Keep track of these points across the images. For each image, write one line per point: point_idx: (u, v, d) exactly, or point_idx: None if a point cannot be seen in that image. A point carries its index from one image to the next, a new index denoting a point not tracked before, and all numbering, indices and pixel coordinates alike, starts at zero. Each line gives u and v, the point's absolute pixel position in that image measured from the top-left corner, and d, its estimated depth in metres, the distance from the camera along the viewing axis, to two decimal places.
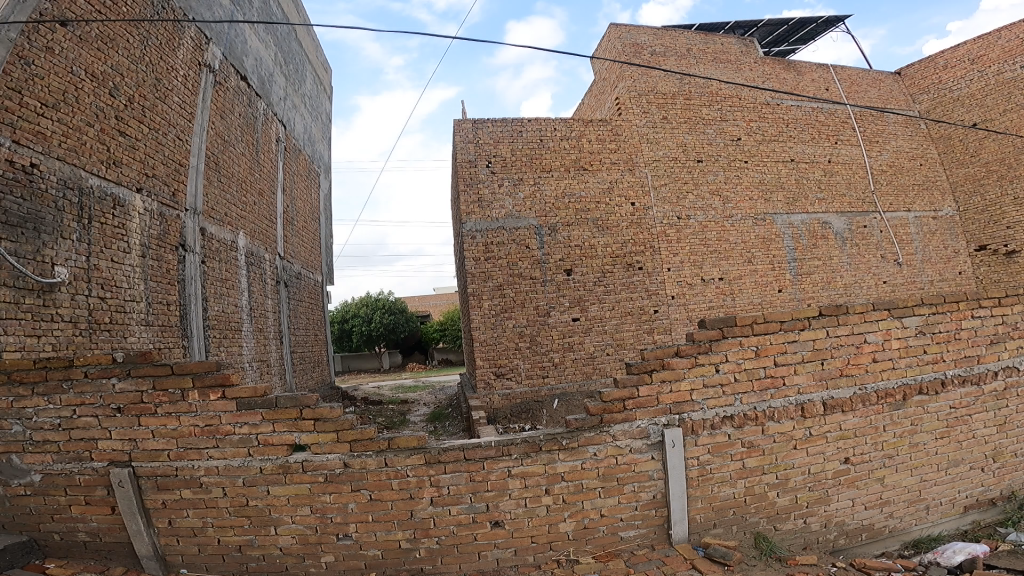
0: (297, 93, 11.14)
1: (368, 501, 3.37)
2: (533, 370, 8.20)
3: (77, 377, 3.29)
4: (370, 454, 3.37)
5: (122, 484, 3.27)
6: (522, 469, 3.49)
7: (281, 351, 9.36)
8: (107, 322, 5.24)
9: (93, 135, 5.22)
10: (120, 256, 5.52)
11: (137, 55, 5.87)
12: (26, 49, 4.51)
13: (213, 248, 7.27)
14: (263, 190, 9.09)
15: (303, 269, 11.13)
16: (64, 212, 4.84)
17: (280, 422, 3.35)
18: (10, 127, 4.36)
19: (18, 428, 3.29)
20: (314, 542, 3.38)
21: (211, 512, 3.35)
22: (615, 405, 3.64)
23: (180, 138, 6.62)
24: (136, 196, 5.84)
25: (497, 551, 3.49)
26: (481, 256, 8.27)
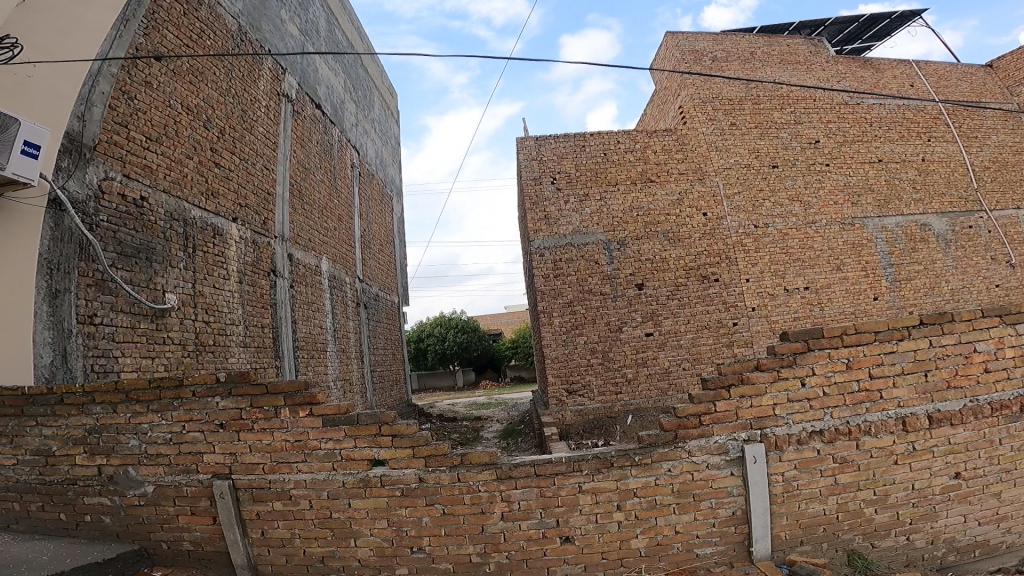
0: (367, 118, 11.62)
1: (441, 515, 3.46)
2: (606, 386, 8.12)
3: (185, 396, 3.54)
4: (444, 470, 3.47)
5: (224, 496, 3.48)
6: (593, 485, 3.48)
7: (363, 370, 9.70)
8: (212, 343, 5.62)
9: (192, 166, 5.63)
10: (220, 282, 5.90)
11: (224, 89, 6.28)
12: (128, 85, 4.89)
13: (300, 273, 7.65)
14: (342, 216, 9.50)
15: (380, 291, 11.49)
16: (170, 240, 5.22)
17: (361, 438, 3.48)
18: (120, 161, 4.76)
19: (133, 443, 3.56)
20: (389, 554, 3.49)
21: (298, 523, 3.52)
22: (691, 420, 3.57)
23: (267, 167, 7.03)
24: (232, 222, 6.23)
25: (566, 566, 3.49)
26: (550, 273, 8.32)
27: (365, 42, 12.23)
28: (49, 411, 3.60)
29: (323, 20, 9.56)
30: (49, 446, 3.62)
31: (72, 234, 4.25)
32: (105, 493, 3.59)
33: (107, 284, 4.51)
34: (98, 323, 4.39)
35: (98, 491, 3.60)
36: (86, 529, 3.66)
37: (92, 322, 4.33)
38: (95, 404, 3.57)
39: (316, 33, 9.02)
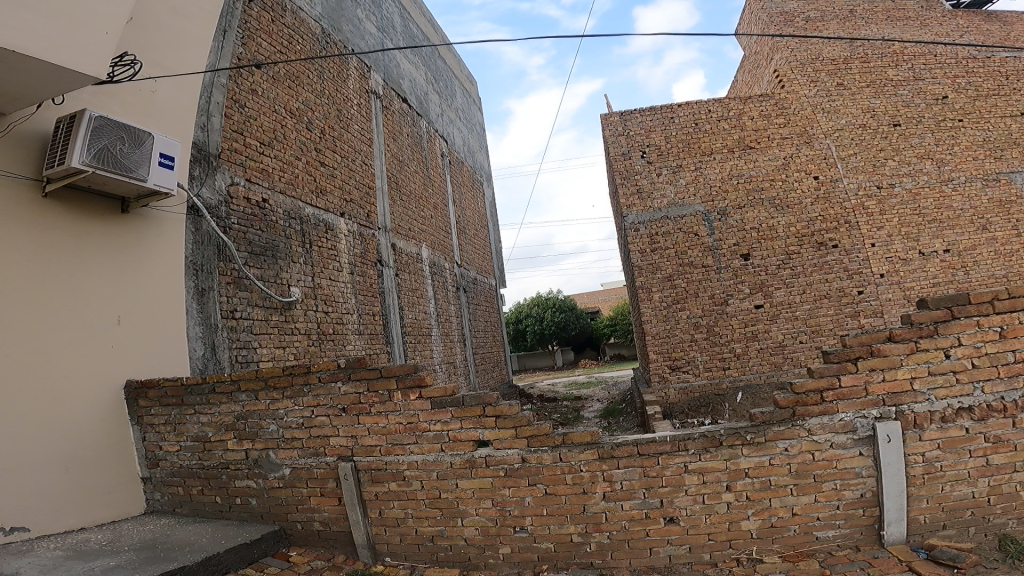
0: (450, 107, 11.73)
1: (543, 496, 3.24)
2: (712, 361, 7.83)
3: (314, 381, 3.46)
4: (545, 450, 3.24)
5: (347, 477, 3.37)
6: (700, 464, 3.14)
7: (465, 352, 9.88)
8: (332, 332, 5.92)
9: (302, 167, 5.92)
10: (335, 274, 6.20)
11: (319, 91, 6.49)
12: (238, 94, 5.15)
13: (403, 261, 7.89)
14: (437, 204, 9.67)
15: (478, 275, 11.65)
16: (291, 237, 5.52)
17: (467, 419, 3.30)
18: (242, 167, 5.07)
19: (273, 427, 3.51)
20: (494, 533, 3.29)
21: (411, 503, 3.37)
22: (810, 396, 3.13)
23: (365, 162, 7.27)
24: (340, 217, 6.50)
25: (669, 547, 3.17)
26: (647, 248, 8.08)
27: (439, 32, 12.25)
28: (203, 399, 3.64)
29: (398, 16, 9.66)
30: (206, 432, 3.64)
31: (209, 237, 4.58)
32: (252, 476, 3.57)
33: (243, 281, 4.82)
34: (239, 318, 4.73)
35: (246, 474, 3.57)
36: (237, 511, 3.61)
37: (233, 317, 4.67)
38: (240, 391, 3.57)
39: (393, 30, 9.17)
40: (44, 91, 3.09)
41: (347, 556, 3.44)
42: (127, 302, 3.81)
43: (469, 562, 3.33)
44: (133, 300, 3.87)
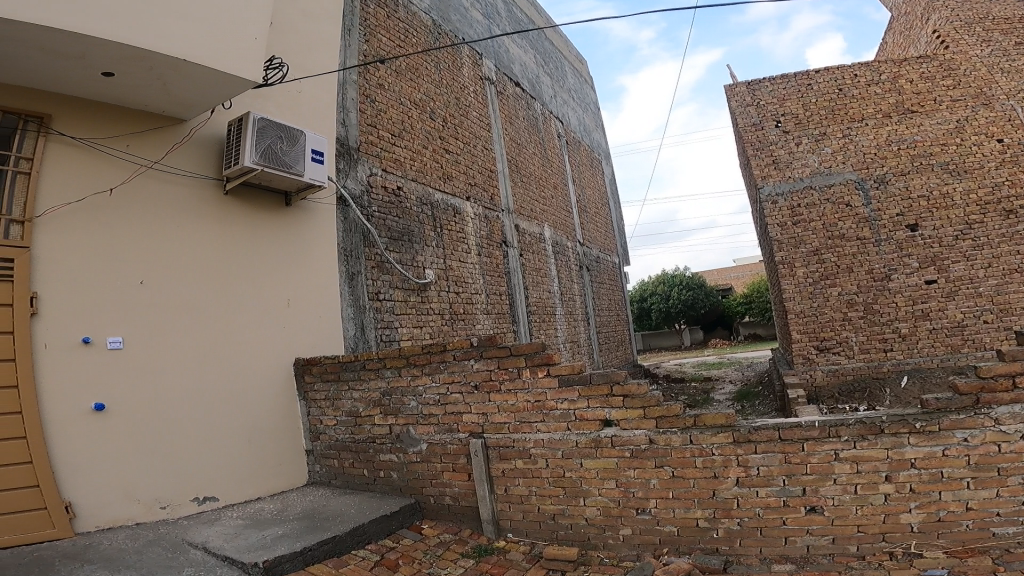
0: (563, 88, 11.33)
1: (670, 478, 2.85)
2: (871, 342, 7.22)
3: (449, 358, 3.34)
4: (675, 431, 2.85)
5: (477, 453, 3.22)
6: (854, 453, 2.62)
7: (589, 330, 9.79)
8: (463, 310, 6.04)
9: (428, 154, 6.10)
10: (463, 257, 6.32)
11: (438, 81, 6.59)
12: (368, 90, 5.35)
13: (527, 242, 7.97)
14: (556, 183, 9.61)
15: (601, 253, 11.49)
16: (423, 224, 5.71)
17: (594, 398, 3.00)
18: (378, 158, 5.27)
19: (414, 404, 3.44)
20: (615, 514, 2.96)
21: (535, 480, 3.13)
22: (999, 382, 2.52)
23: (485, 147, 7.36)
24: (466, 202, 6.62)
25: (808, 537, 2.68)
26: (788, 220, 7.52)
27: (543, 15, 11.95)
28: (356, 375, 3.62)
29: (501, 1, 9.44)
30: (356, 407, 3.64)
31: (357, 226, 4.75)
32: (395, 451, 3.51)
33: (385, 265, 4.97)
34: (382, 300, 4.87)
35: (389, 449, 3.53)
36: (380, 484, 3.56)
37: (378, 299, 4.81)
38: (386, 368, 3.53)
39: (498, 15, 8.97)
40: (208, 96, 3.23)
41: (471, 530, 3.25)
42: (293, 286, 4.02)
43: (589, 542, 3.00)
44: (297, 281, 4.07)
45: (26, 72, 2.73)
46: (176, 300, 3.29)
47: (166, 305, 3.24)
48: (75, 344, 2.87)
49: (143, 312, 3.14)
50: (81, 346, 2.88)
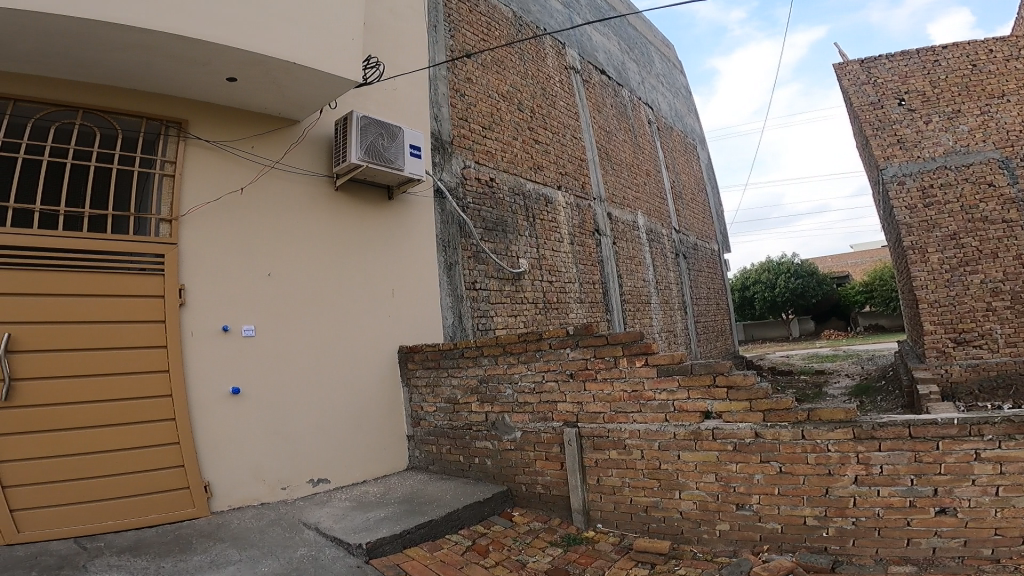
0: (652, 74, 9.38)
1: (778, 474, 2.34)
2: (1016, 335, 5.65)
3: (545, 347, 2.90)
4: (785, 425, 2.33)
5: (569, 443, 2.77)
6: (999, 453, 2.06)
7: (687, 321, 8.28)
8: (561, 303, 5.00)
9: (518, 147, 5.03)
10: (556, 245, 5.18)
11: (524, 72, 5.41)
12: (458, 85, 4.48)
13: (621, 229, 6.55)
14: (649, 170, 7.97)
15: (699, 241, 9.64)
16: (517, 214, 4.73)
17: (695, 389, 2.53)
18: (470, 150, 4.44)
19: (509, 392, 2.95)
20: (712, 509, 2.46)
21: (629, 471, 2.65)
22: None
23: (575, 137, 6.01)
24: (558, 190, 5.45)
25: (937, 539, 2.13)
26: (919, 202, 5.97)
27: None
28: (454, 362, 3.10)
29: None
30: (455, 394, 3.10)
31: (453, 217, 4.01)
32: (489, 438, 3.06)
33: (480, 255, 4.18)
34: (478, 290, 4.11)
35: (484, 435, 3.07)
36: (474, 471, 3.10)
37: (474, 288, 4.06)
38: (483, 355, 3.02)
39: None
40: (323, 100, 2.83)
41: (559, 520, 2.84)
42: (395, 272, 3.45)
43: (681, 535, 2.52)
44: (406, 270, 3.52)
45: (146, 76, 2.42)
46: (302, 289, 2.97)
47: (295, 296, 2.94)
48: (214, 332, 2.67)
49: (273, 302, 2.86)
50: (219, 334, 2.68)
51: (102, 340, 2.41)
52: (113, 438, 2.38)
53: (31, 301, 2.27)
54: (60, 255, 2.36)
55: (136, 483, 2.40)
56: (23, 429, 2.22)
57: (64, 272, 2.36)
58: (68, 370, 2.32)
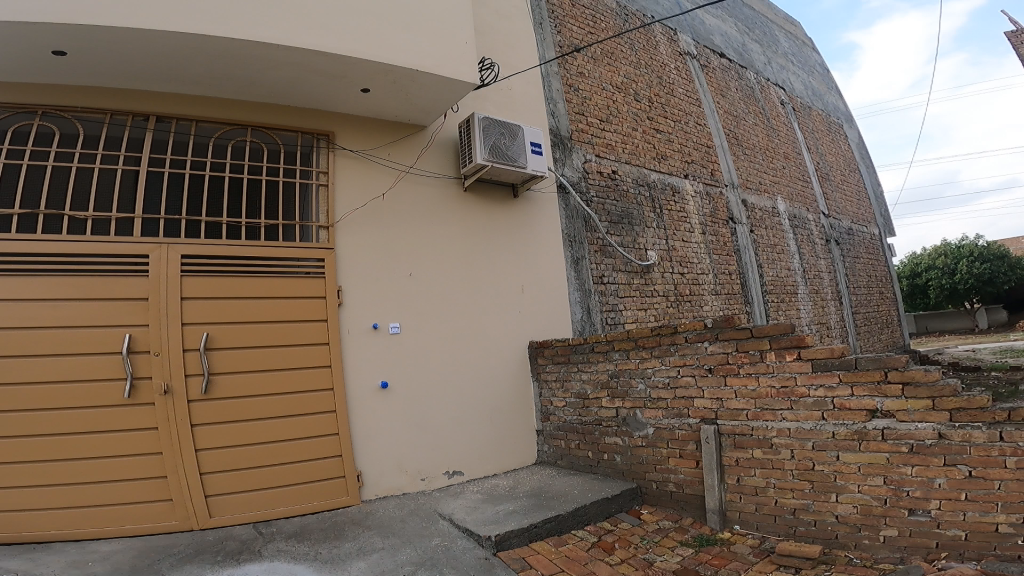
0: (779, 54, 7.71)
1: (967, 480, 1.93)
2: None
3: (680, 342, 2.67)
4: (978, 426, 1.92)
5: (710, 441, 2.48)
6: None
7: (843, 312, 6.44)
8: (695, 295, 4.30)
9: (640, 139, 4.40)
10: (687, 235, 4.47)
11: (636, 62, 4.74)
12: (573, 79, 4.04)
13: (757, 216, 5.45)
14: (786, 154, 6.52)
15: (853, 224, 7.57)
16: (641, 204, 4.15)
17: (860, 385, 2.15)
18: (590, 145, 3.99)
19: (642, 387, 2.76)
20: (876, 514, 2.09)
21: (776, 472, 2.33)
22: None
23: (699, 125, 5.12)
24: (685, 178, 4.69)
25: None
26: None
27: None
28: (585, 358, 2.98)
29: None
30: (585, 389, 2.98)
31: (578, 211, 3.71)
32: (619, 434, 2.82)
33: (608, 248, 3.79)
34: (608, 284, 3.73)
35: (615, 432, 2.84)
36: (604, 467, 2.87)
37: (602, 282, 3.70)
38: (614, 350, 2.87)
39: None
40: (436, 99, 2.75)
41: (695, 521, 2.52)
42: (526, 267, 3.32)
43: (835, 539, 2.17)
44: (537, 264, 3.37)
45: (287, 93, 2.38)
46: (442, 286, 2.94)
47: (437, 296, 2.91)
48: (365, 330, 2.70)
49: (419, 300, 2.85)
50: (370, 332, 2.70)
51: (276, 339, 2.51)
52: (289, 429, 2.49)
53: (219, 302, 2.43)
54: (240, 260, 2.50)
55: (307, 471, 2.50)
56: (218, 420, 2.38)
57: (246, 276, 2.51)
58: (253, 365, 2.46)
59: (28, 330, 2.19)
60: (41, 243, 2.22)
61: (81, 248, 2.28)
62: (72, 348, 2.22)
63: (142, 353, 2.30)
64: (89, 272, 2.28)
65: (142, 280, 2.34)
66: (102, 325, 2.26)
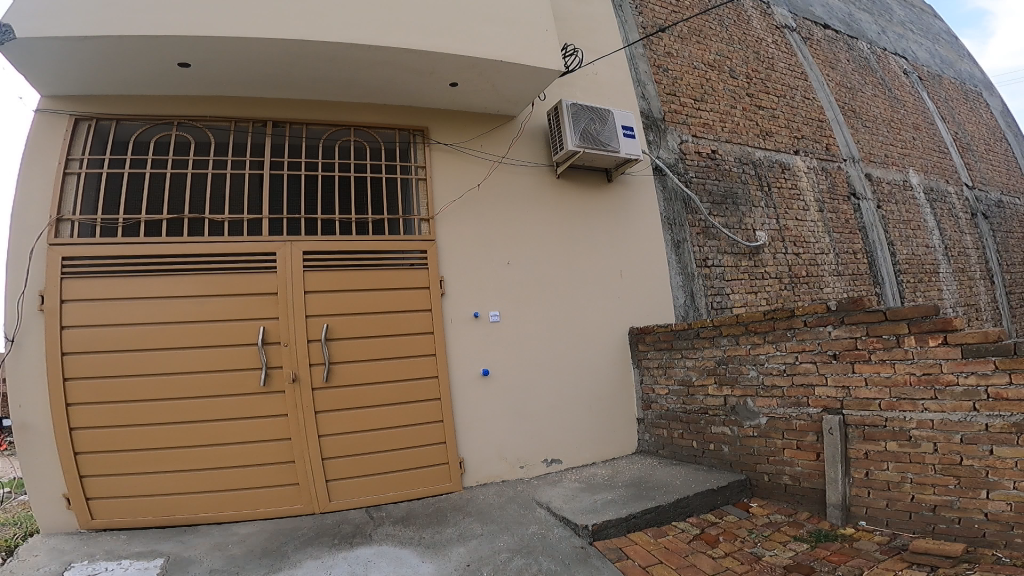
0: (894, 22, 6.79)
1: None
2: None
3: (799, 326, 2.40)
4: None
5: (832, 432, 2.24)
6: None
7: (998, 293, 5.54)
8: (814, 276, 3.94)
9: (740, 116, 4.11)
10: (800, 213, 4.10)
11: (728, 37, 4.43)
12: (658, 59, 3.87)
13: (885, 190, 4.87)
14: (917, 124, 5.78)
15: (1007, 195, 6.51)
16: (746, 183, 3.88)
17: (1022, 373, 1.79)
18: (685, 125, 3.79)
19: (753, 373, 2.56)
20: None
21: (913, 466, 2.05)
22: None
23: (809, 99, 4.68)
24: (796, 154, 4.32)
25: None
26: None
27: None
28: (690, 344, 2.80)
29: None
30: (689, 376, 2.81)
31: (677, 193, 3.53)
32: (727, 424, 2.64)
33: (711, 230, 3.58)
34: (712, 267, 3.50)
35: (722, 421, 2.66)
36: (709, 458, 2.71)
37: (706, 265, 3.48)
38: (722, 335, 2.68)
39: None
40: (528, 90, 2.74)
41: (813, 515, 2.29)
42: (625, 251, 3.20)
43: (982, 538, 1.88)
44: (633, 249, 3.23)
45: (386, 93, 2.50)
46: (539, 274, 2.91)
47: (533, 285, 2.89)
48: (466, 319, 2.72)
49: (517, 288, 2.85)
50: (470, 320, 2.73)
51: (387, 329, 2.59)
52: (399, 416, 2.57)
53: (339, 294, 2.54)
54: (355, 255, 2.59)
55: (415, 458, 2.56)
56: (336, 407, 2.50)
57: (362, 269, 2.60)
58: (368, 355, 2.55)
59: (166, 326, 2.39)
60: (179, 245, 2.42)
61: (215, 248, 2.45)
62: (197, 338, 2.41)
63: (274, 344, 2.47)
64: (221, 270, 2.46)
65: (272, 276, 2.49)
66: (239, 319, 2.44)
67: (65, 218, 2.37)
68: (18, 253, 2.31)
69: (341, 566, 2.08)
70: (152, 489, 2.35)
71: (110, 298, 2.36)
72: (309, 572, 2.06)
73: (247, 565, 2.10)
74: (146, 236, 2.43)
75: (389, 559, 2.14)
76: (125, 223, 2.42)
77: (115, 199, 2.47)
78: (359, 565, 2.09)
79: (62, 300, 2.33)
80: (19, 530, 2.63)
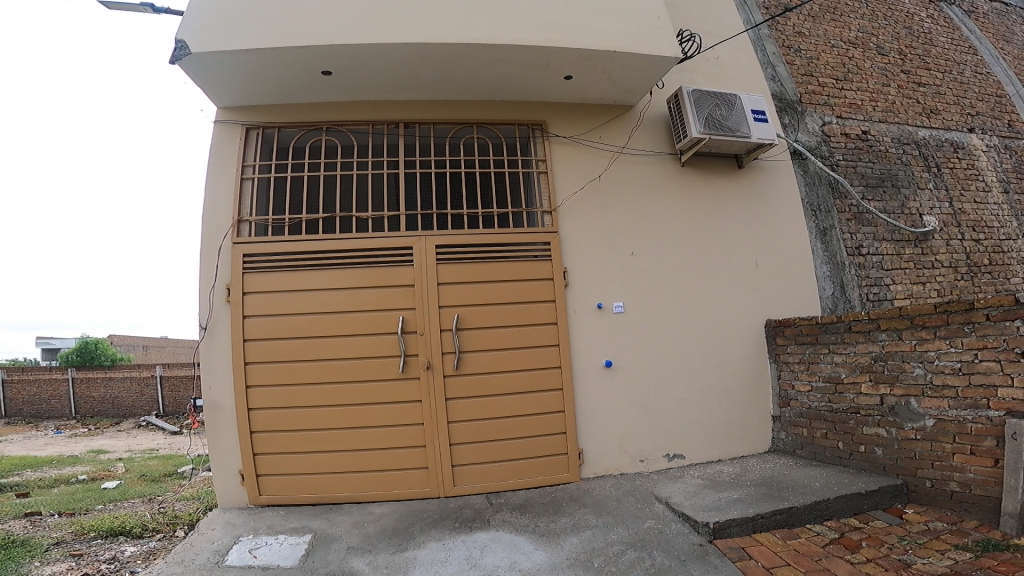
0: None
1: None
2: None
3: (980, 320, 2.01)
4: None
5: (1016, 438, 1.87)
6: None
7: None
8: (999, 264, 3.56)
9: (895, 94, 3.83)
10: (981, 195, 3.74)
11: (872, 12, 4.14)
12: (788, 40, 3.76)
13: None
14: None
15: None
16: (908, 164, 3.62)
17: None
18: (827, 106, 3.63)
19: (920, 371, 2.22)
20: None
21: None
22: None
23: (980, 73, 4.23)
24: (971, 132, 3.95)
25: None
26: None
27: None
28: (839, 339, 2.56)
29: None
30: (838, 373, 2.56)
31: (822, 176, 3.38)
32: (883, 425, 2.36)
33: (865, 215, 3.38)
34: (867, 254, 3.30)
35: (877, 422, 2.38)
36: (857, 460, 2.45)
37: (860, 253, 3.28)
38: (880, 329, 2.38)
39: None
40: (649, 80, 2.74)
41: (983, 525, 1.97)
42: (763, 239, 3.09)
43: None
44: (773, 240, 3.11)
45: (509, 87, 2.75)
46: (667, 264, 2.90)
47: (662, 275, 2.88)
48: (590, 309, 2.77)
49: (643, 279, 2.85)
50: (594, 311, 2.77)
51: (513, 319, 2.67)
52: (519, 404, 2.63)
53: (470, 286, 2.67)
54: (483, 247, 2.72)
55: (531, 447, 2.62)
56: (463, 394, 2.60)
57: (489, 262, 2.71)
58: (496, 344, 2.65)
59: (314, 316, 2.61)
60: (327, 241, 2.66)
61: (360, 243, 2.66)
62: (346, 329, 2.60)
63: (412, 333, 2.62)
64: (365, 264, 2.65)
65: (409, 269, 2.66)
66: (378, 310, 2.62)
67: (244, 219, 2.70)
68: (208, 249, 2.63)
69: (460, 549, 2.07)
70: (303, 468, 2.55)
71: (275, 290, 2.62)
72: (431, 552, 2.08)
73: (378, 544, 2.17)
74: (308, 234, 2.72)
75: (504, 544, 2.09)
76: (290, 222, 2.72)
77: (281, 203, 2.79)
78: (477, 549, 2.06)
79: (244, 291, 2.62)
80: (200, 505, 3.01)
